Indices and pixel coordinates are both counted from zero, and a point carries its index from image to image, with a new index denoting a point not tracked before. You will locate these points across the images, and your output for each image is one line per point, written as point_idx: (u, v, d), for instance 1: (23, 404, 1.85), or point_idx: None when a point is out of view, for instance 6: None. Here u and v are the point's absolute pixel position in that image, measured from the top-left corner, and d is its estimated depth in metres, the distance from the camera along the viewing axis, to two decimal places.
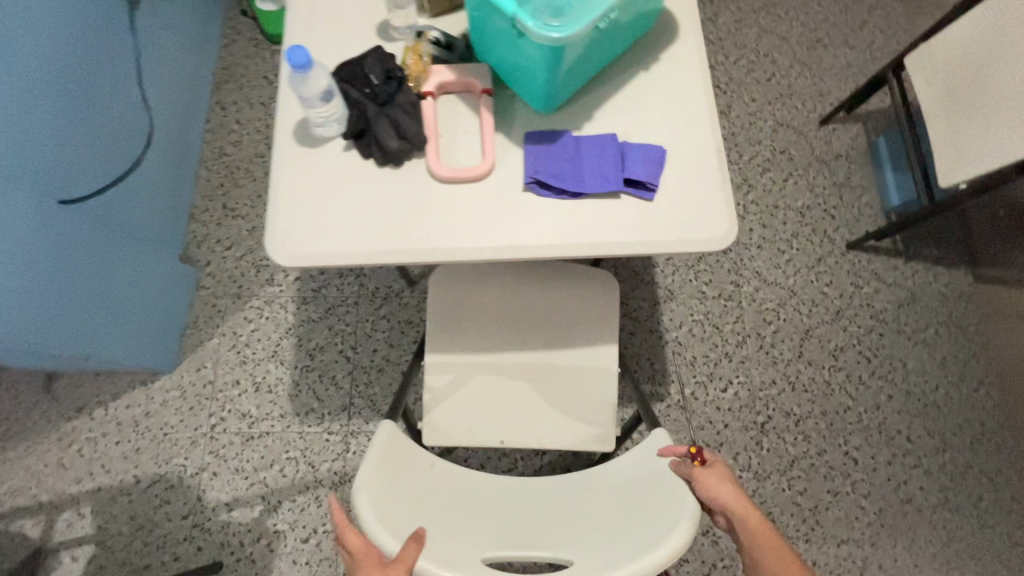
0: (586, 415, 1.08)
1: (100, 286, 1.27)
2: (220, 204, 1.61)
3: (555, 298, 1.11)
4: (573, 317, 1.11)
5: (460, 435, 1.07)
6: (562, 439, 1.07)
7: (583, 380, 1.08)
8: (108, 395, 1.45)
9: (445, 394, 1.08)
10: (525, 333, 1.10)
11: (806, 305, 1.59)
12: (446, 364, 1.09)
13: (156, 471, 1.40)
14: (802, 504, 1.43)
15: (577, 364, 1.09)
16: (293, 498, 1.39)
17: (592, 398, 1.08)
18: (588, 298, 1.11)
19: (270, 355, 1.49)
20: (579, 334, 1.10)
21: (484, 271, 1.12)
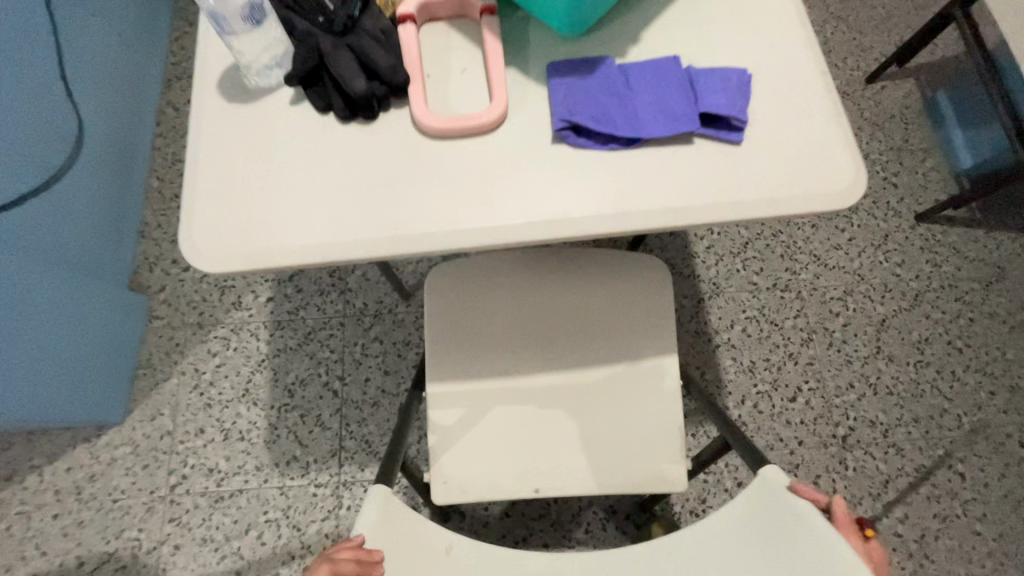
0: (646, 446, 0.81)
1: (25, 326, 1.01)
2: (175, 219, 1.36)
3: (590, 297, 0.86)
4: (615, 321, 0.85)
5: (481, 486, 0.81)
6: (617, 482, 0.81)
7: (638, 400, 0.83)
8: (44, 458, 1.18)
9: (457, 435, 0.82)
10: (557, 344, 0.85)
11: (878, 290, 1.34)
12: (456, 395, 0.83)
13: (104, 550, 1.12)
14: (905, 535, 1.16)
15: (629, 380, 0.83)
16: (276, 571, 1.11)
17: (651, 423, 0.82)
18: (632, 293, 0.86)
19: (240, 394, 1.23)
20: (627, 339, 0.84)
21: (496, 270, 0.87)
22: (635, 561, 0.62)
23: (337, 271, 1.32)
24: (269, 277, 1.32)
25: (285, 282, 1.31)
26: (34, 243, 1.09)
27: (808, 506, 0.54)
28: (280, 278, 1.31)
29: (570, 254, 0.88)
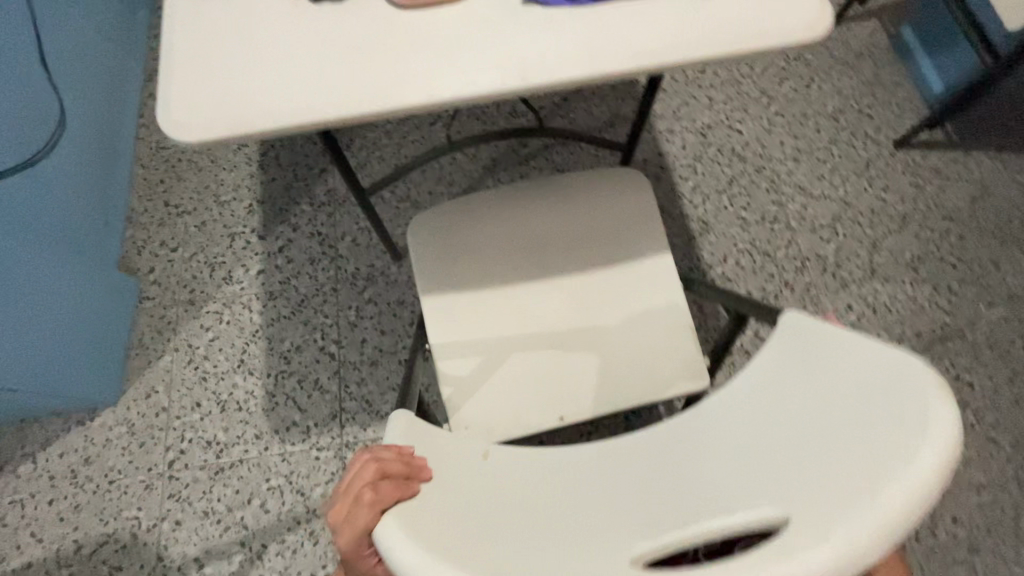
0: (663, 353, 0.80)
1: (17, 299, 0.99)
2: (161, 203, 1.36)
3: (580, 221, 0.86)
4: (608, 237, 0.85)
5: (507, 424, 0.78)
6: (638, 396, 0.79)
7: (645, 309, 0.82)
8: (36, 445, 1.15)
9: (470, 380, 0.79)
10: (561, 269, 0.84)
11: (866, 215, 1.34)
12: (463, 336, 0.81)
13: (103, 531, 1.09)
14: None
15: (633, 291, 0.83)
16: (282, 538, 1.08)
17: (661, 328, 0.81)
18: (620, 209, 0.86)
19: (235, 365, 1.21)
20: (622, 252, 0.84)
21: (481, 216, 0.86)
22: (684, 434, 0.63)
23: (327, 240, 1.31)
24: (258, 251, 1.31)
25: (275, 254, 1.30)
26: (25, 218, 1.07)
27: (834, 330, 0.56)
28: (270, 250, 1.31)
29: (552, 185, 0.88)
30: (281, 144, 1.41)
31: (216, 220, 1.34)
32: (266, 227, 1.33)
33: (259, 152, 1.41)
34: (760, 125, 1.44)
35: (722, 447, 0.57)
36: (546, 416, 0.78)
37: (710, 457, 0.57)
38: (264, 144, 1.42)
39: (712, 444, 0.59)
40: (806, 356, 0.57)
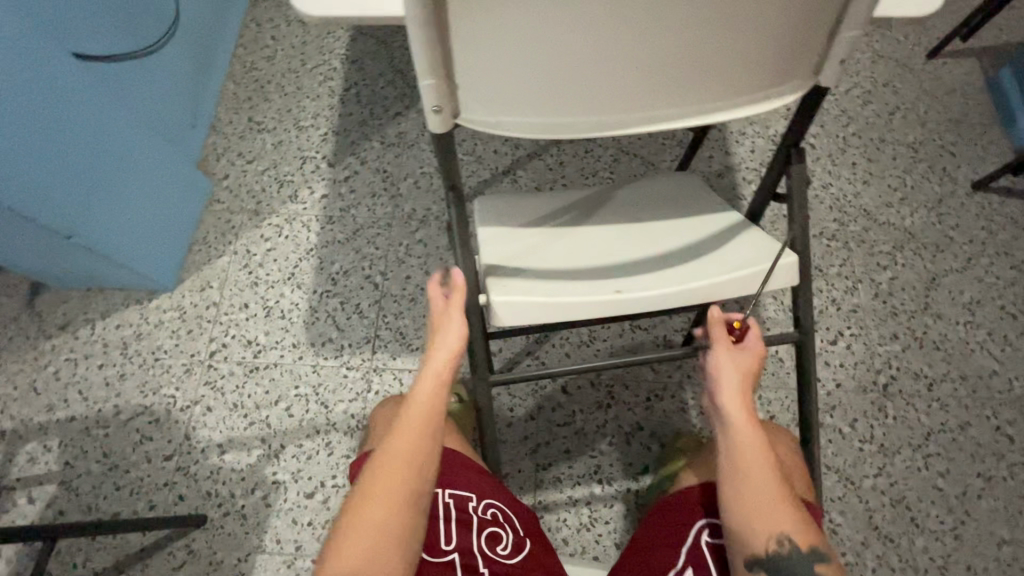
0: (740, 244, 0.72)
1: (110, 169, 1.11)
2: (245, 117, 1.45)
3: (656, 197, 0.84)
4: (683, 207, 0.81)
5: (545, 293, 0.66)
6: (700, 274, 0.68)
7: (707, 218, 0.78)
8: (97, 313, 1.24)
9: (519, 265, 0.72)
10: (641, 210, 0.82)
11: (928, 250, 1.31)
12: (516, 237, 0.78)
13: (140, 402, 1.16)
14: (946, 490, 1.11)
15: (693, 208, 0.81)
16: (299, 443, 1.13)
17: (726, 233, 0.75)
18: (700, 203, 0.82)
19: (286, 277, 1.27)
20: (690, 206, 0.81)
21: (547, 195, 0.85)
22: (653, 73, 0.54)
23: (391, 178, 1.37)
24: (325, 175, 1.38)
25: (340, 182, 1.36)
26: (129, 101, 1.18)
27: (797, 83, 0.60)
28: (336, 178, 1.37)
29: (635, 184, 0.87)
30: (365, 83, 1.48)
31: (292, 141, 1.41)
32: (336, 155, 1.39)
33: (342, 87, 1.47)
34: (833, 144, 1.42)
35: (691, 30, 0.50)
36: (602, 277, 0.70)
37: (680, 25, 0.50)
38: (348, 81, 1.48)
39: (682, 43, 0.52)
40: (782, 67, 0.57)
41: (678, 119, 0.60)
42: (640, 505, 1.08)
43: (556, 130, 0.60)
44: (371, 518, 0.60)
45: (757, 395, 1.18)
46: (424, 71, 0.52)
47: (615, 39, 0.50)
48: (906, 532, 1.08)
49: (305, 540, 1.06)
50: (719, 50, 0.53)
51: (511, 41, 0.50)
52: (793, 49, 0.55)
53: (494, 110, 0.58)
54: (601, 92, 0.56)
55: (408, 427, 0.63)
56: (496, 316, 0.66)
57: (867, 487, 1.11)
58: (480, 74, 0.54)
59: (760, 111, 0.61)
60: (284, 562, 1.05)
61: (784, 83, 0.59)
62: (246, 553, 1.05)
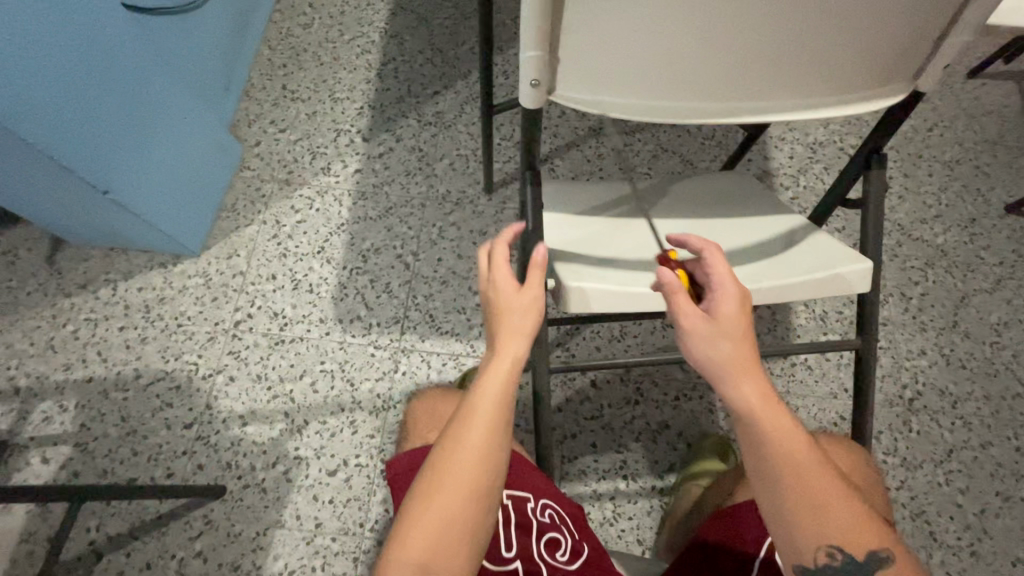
0: (810, 247, 0.71)
1: (151, 129, 1.09)
2: (280, 85, 1.41)
3: (719, 195, 0.83)
4: (747, 207, 0.80)
5: (618, 284, 0.65)
6: (772, 276, 0.67)
7: (773, 219, 0.77)
8: (119, 273, 1.20)
9: (587, 256, 0.71)
10: (704, 207, 0.81)
11: (959, 268, 1.31)
12: (580, 226, 0.76)
13: (161, 368, 1.14)
14: (965, 507, 1.12)
15: (757, 209, 0.80)
16: (323, 420, 1.11)
17: (793, 235, 0.74)
18: (765, 203, 0.81)
19: (316, 251, 1.24)
20: (755, 206, 0.80)
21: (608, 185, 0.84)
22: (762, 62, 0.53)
23: (426, 157, 1.34)
24: (359, 150, 1.35)
25: (374, 158, 1.34)
26: (177, 60, 1.15)
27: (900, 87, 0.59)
28: (370, 153, 1.34)
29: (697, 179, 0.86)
30: (403, 59, 1.44)
31: (327, 113, 1.38)
32: (371, 131, 1.37)
33: (380, 62, 1.44)
34: None
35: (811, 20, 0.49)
36: None
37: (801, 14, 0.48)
38: (386, 56, 1.45)
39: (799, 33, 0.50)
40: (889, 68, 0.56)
41: (780, 112, 0.59)
42: (665, 503, 1.08)
43: (651, 112, 0.58)
44: (446, 508, 0.52)
45: (785, 401, 1.17)
46: (531, 42, 0.51)
47: (735, 21, 0.49)
48: (924, 545, 1.09)
49: (325, 517, 1.04)
50: (839, 41, 0.51)
51: (627, 15, 0.49)
52: (908, 47, 0.54)
53: (592, 85, 0.56)
54: (710, 76, 0.54)
55: (476, 420, 0.54)
56: (566, 303, 0.65)
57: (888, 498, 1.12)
58: (587, 48, 0.52)
59: (861, 111, 0.60)
60: (304, 539, 1.03)
61: (890, 82, 0.58)
62: (265, 527, 1.03)
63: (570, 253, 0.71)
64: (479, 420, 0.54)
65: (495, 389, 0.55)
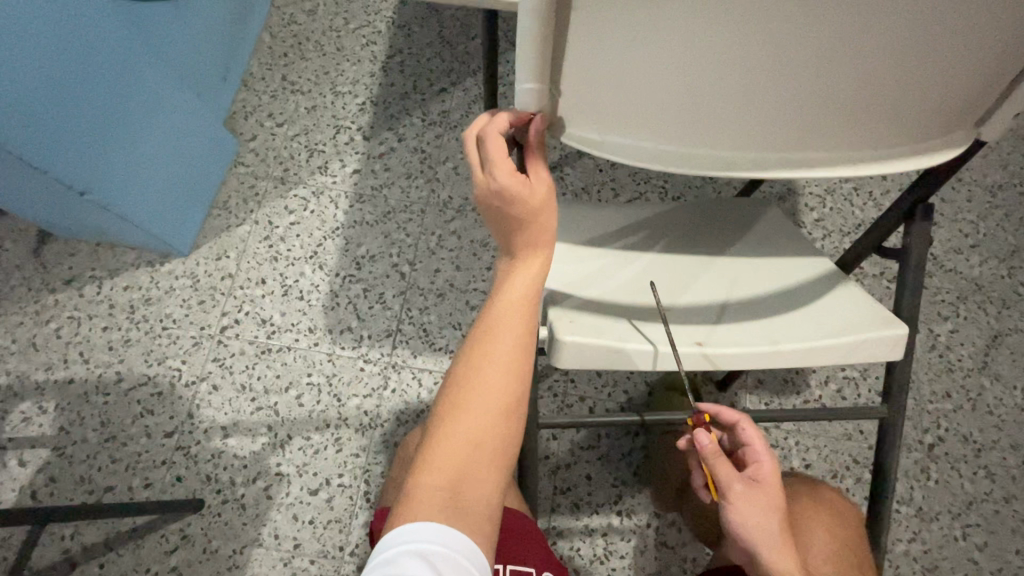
0: (840, 300, 0.63)
1: (143, 129, 1.03)
2: (279, 75, 1.34)
3: (740, 227, 0.74)
4: (770, 245, 0.72)
5: (618, 338, 0.58)
6: (795, 335, 0.59)
7: (796, 261, 0.69)
8: (105, 270, 1.16)
9: (588, 299, 0.64)
10: (723, 242, 0.73)
11: (994, 305, 1.22)
12: (585, 258, 0.68)
13: (144, 372, 1.10)
14: (981, 564, 1.05)
15: (780, 248, 0.72)
16: (308, 435, 1.07)
17: (819, 282, 0.66)
18: (790, 241, 0.73)
19: (308, 256, 1.19)
20: (779, 246, 0.72)
21: (618, 209, 0.75)
22: (791, 111, 0.45)
23: (429, 159, 1.27)
24: (359, 149, 1.28)
25: (374, 158, 1.27)
26: (172, 54, 1.09)
27: (956, 140, 0.51)
28: (370, 153, 1.27)
29: (717, 206, 0.77)
30: (410, 52, 1.36)
31: (327, 108, 1.31)
32: (372, 128, 1.29)
33: (385, 54, 1.36)
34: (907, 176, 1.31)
35: (852, 66, 0.42)
36: (679, 327, 0.62)
37: (841, 58, 0.41)
38: (392, 48, 1.37)
39: (837, 79, 0.43)
40: (941, 120, 0.48)
41: (816, 165, 0.51)
42: (660, 543, 1.03)
43: (661, 160, 0.51)
44: (472, 419, 0.49)
45: (795, 440, 1.11)
46: (530, 75, 0.43)
47: (772, 58, 0.41)
48: None
49: (304, 539, 1.01)
50: (893, 85, 0.44)
51: (636, 53, 0.42)
52: (971, 97, 0.46)
53: (596, 126, 0.49)
54: (731, 122, 0.47)
55: (508, 321, 0.51)
56: (558, 356, 0.58)
57: (898, 550, 1.05)
58: (591, 85, 0.45)
59: (911, 167, 0.52)
60: (281, 559, 1.00)
61: (944, 134, 0.50)
62: (243, 545, 1.00)
63: (568, 293, 0.64)
64: (508, 322, 0.51)
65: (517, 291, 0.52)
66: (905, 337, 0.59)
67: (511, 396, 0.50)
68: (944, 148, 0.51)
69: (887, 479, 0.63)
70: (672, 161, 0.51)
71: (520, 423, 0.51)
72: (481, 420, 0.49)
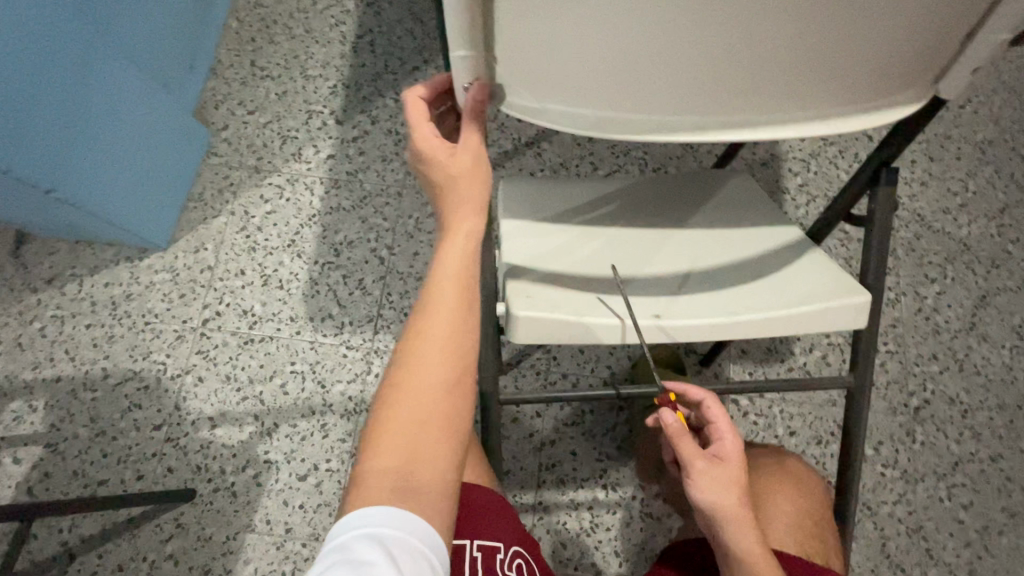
0: (803, 269, 0.62)
1: (111, 123, 1.02)
2: (248, 61, 1.32)
3: (705, 198, 0.73)
4: (735, 215, 0.71)
5: (574, 312, 0.58)
6: (756, 305, 0.58)
7: (763, 231, 0.67)
8: (85, 268, 1.16)
9: (546, 276, 0.62)
10: (688, 213, 0.71)
11: (983, 264, 1.20)
12: (542, 235, 0.67)
13: (130, 367, 1.11)
14: (966, 523, 1.05)
15: (745, 217, 0.70)
16: (294, 423, 1.08)
17: (784, 252, 0.64)
18: (755, 212, 0.71)
19: (286, 244, 1.18)
20: (744, 216, 0.71)
21: (579, 184, 0.73)
22: (728, 71, 0.44)
23: (403, 141, 1.25)
24: (332, 133, 1.26)
25: (348, 142, 1.25)
26: (133, 43, 1.07)
27: (915, 96, 0.49)
28: (344, 137, 1.25)
29: (682, 178, 0.75)
30: (380, 30, 1.33)
31: (299, 92, 1.29)
32: (345, 112, 1.27)
33: (355, 34, 1.33)
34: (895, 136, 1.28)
35: (785, 24, 0.40)
36: (639, 301, 0.61)
37: (773, 16, 0.39)
38: (362, 28, 1.33)
39: (773, 38, 0.41)
40: (895, 75, 0.46)
41: (761, 126, 0.49)
42: (644, 514, 1.04)
43: (602, 127, 0.50)
44: (412, 398, 0.49)
45: (779, 408, 1.10)
46: (459, 42, 0.42)
47: (704, 17, 0.39)
48: (919, 563, 1.04)
49: (295, 523, 1.03)
50: (834, 42, 0.42)
51: (561, 18, 0.40)
52: (921, 52, 0.44)
53: (532, 92, 0.48)
54: (668, 85, 0.45)
55: (443, 296, 0.50)
56: (511, 331, 0.58)
57: (882, 511, 1.06)
58: (521, 51, 0.43)
59: (866, 127, 0.50)
60: (274, 544, 1.02)
61: (900, 90, 0.48)
62: (236, 531, 1.02)
63: (526, 267, 0.63)
64: (442, 301, 0.50)
65: (453, 268, 0.51)
66: (870, 305, 0.58)
67: (453, 374, 0.49)
68: (902, 103, 0.49)
69: (853, 448, 0.63)
70: (614, 128, 0.50)
71: (466, 398, 0.50)
72: (421, 398, 0.48)
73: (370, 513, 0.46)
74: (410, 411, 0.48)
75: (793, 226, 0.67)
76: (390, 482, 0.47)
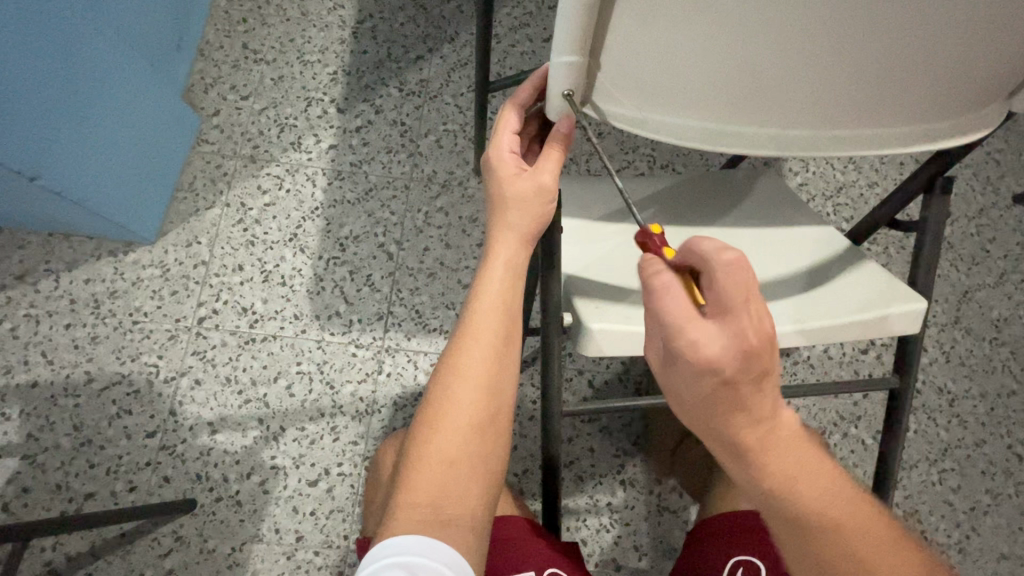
0: (855, 275, 0.64)
1: (93, 104, 0.93)
2: (240, 44, 1.24)
3: (743, 196, 0.72)
4: (773, 214, 0.71)
5: None
6: (816, 313, 0.60)
7: (806, 234, 0.68)
8: (61, 263, 1.06)
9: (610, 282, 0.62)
10: (730, 213, 0.71)
11: (965, 262, 1.27)
12: (597, 237, 0.66)
13: (117, 370, 1.03)
14: (955, 505, 1.12)
15: (786, 217, 0.71)
16: (302, 426, 1.03)
17: (835, 258, 0.66)
18: (791, 209, 0.72)
19: (287, 239, 1.12)
20: (785, 214, 0.71)
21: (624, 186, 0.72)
22: (834, 88, 0.44)
23: (409, 132, 1.20)
24: (333, 122, 1.20)
25: (351, 133, 1.20)
26: (118, 20, 0.98)
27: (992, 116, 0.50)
28: (346, 126, 1.20)
29: (718, 175, 0.74)
30: (382, 16, 1.27)
31: (295, 78, 1.22)
32: (346, 100, 1.22)
33: (354, 19, 1.27)
34: None
35: (899, 47, 0.40)
36: None
37: (891, 38, 0.39)
38: (362, 12, 1.28)
39: (886, 58, 0.41)
40: (982, 94, 0.47)
41: (853, 142, 0.50)
42: (662, 508, 1.05)
43: (703, 139, 0.49)
44: (446, 430, 0.51)
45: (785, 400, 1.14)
46: (571, 46, 0.40)
47: (830, 37, 0.39)
48: None
49: (307, 531, 0.98)
50: (939, 65, 0.42)
51: (684, 32, 0.39)
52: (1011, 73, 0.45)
53: (635, 101, 0.46)
54: (776, 100, 0.45)
55: (479, 332, 0.53)
56: (584, 344, 0.58)
57: None
58: (632, 62, 0.42)
59: (945, 146, 0.51)
60: (285, 553, 0.97)
61: (978, 110, 0.49)
62: (242, 542, 0.97)
63: (587, 275, 0.62)
64: (479, 330, 0.53)
65: (491, 306, 0.53)
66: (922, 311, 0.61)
67: (485, 409, 0.52)
68: (981, 121, 0.50)
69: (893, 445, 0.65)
70: (715, 139, 0.49)
71: (498, 434, 0.52)
72: (453, 432, 0.51)
73: (395, 539, 0.46)
74: (443, 443, 0.50)
75: (833, 228, 0.69)
76: (421, 512, 0.48)
